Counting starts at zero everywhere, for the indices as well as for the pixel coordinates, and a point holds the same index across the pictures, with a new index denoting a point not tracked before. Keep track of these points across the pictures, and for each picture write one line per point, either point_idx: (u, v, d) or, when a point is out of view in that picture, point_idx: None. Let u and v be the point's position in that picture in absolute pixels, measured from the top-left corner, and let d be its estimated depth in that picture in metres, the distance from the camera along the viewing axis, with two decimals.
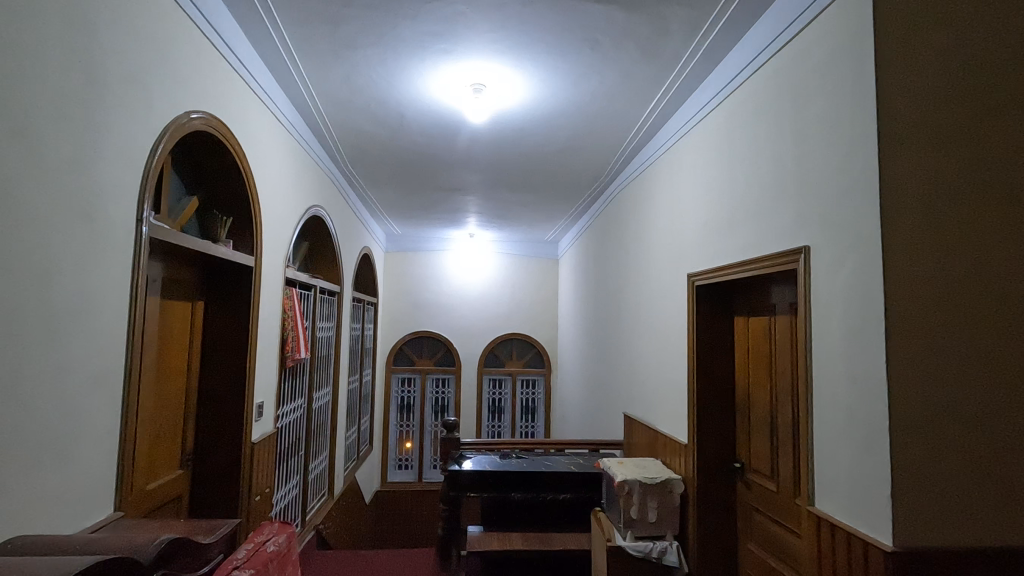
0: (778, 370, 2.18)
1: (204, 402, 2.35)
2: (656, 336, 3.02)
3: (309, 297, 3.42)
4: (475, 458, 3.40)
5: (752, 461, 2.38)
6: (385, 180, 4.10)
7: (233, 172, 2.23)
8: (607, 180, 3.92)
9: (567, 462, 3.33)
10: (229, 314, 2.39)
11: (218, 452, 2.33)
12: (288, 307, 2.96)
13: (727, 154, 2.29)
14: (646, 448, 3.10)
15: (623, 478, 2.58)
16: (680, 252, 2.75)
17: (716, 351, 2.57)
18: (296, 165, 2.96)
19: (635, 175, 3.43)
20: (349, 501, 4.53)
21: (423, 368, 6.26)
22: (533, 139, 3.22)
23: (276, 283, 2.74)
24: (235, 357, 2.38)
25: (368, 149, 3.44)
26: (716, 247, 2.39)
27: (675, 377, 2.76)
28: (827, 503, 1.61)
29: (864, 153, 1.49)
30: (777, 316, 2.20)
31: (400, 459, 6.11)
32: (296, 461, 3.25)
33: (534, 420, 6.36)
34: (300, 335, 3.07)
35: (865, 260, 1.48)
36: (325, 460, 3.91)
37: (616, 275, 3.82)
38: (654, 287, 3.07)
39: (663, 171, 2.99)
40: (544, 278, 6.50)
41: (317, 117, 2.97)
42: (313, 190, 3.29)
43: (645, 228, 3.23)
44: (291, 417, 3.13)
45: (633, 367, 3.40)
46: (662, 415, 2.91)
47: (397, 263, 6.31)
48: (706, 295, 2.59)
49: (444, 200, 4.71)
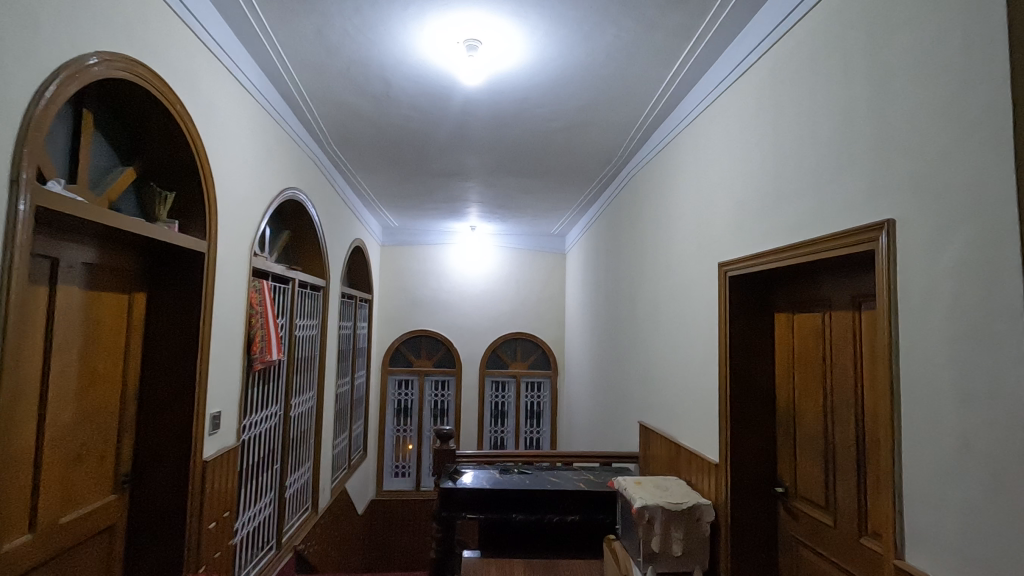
0: (838, 378, 1.78)
1: (145, 414, 1.98)
2: (679, 335, 2.62)
3: (286, 292, 3.06)
4: (472, 472, 3.02)
5: (800, 486, 1.98)
6: (375, 164, 3.72)
7: (176, 137, 1.86)
8: (620, 162, 3.51)
9: (576, 478, 2.95)
10: (177, 308, 2.02)
11: (161, 472, 1.96)
12: (257, 302, 2.58)
13: (771, 117, 1.90)
14: (666, 463, 2.72)
15: (643, 504, 2.18)
16: (709, 238, 2.36)
17: (754, 354, 2.17)
18: (265, 140, 2.59)
19: (654, 153, 3.03)
20: (337, 513, 4.18)
21: (421, 369, 5.89)
22: (536, 112, 2.84)
23: (241, 274, 2.38)
24: (181, 362, 2.00)
25: (351, 125, 3.06)
26: (757, 229, 1.99)
27: (701, 382, 2.37)
28: (926, 560, 1.22)
29: (987, 89, 1.10)
30: (835, 312, 1.82)
31: (397, 466, 5.78)
32: (268, 476, 2.88)
33: (539, 425, 5.99)
34: (273, 334, 2.70)
35: (992, 232, 1.08)
36: (307, 472, 3.55)
37: (630, 268, 3.43)
38: (676, 279, 2.67)
39: (686, 146, 2.59)
40: (550, 274, 6.10)
41: (291, 84, 2.60)
42: (289, 171, 2.93)
43: (666, 212, 2.82)
44: (261, 428, 2.76)
45: (650, 371, 3.01)
46: (686, 427, 2.52)
47: (394, 257, 5.94)
48: (741, 287, 2.19)
49: (441, 188, 4.33)
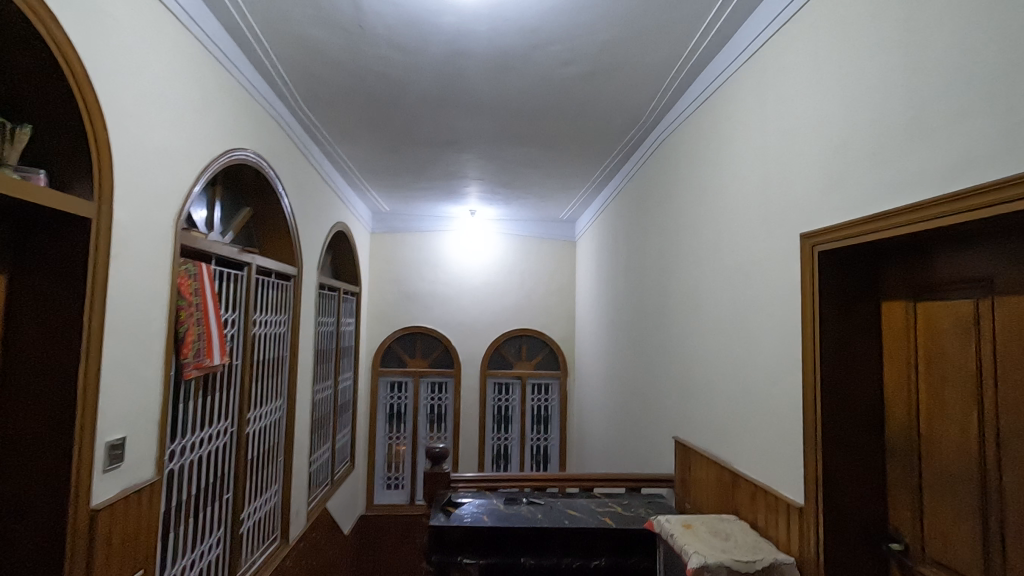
0: (1013, 399, 1.19)
1: (6, 446, 1.41)
2: (737, 332, 2.02)
3: (238, 280, 2.47)
4: (471, 502, 2.44)
5: (932, 547, 1.39)
6: (354, 129, 3.13)
7: (37, 49, 1.30)
8: (646, 124, 2.92)
9: (600, 510, 2.37)
10: (50, 296, 1.43)
11: (25, 530, 1.39)
12: (190, 291, 1.99)
13: (908, 13, 1.30)
14: (716, 494, 2.14)
15: (701, 564, 1.57)
16: (785, 203, 1.75)
17: (855, 359, 1.59)
18: (199, 80, 2.00)
19: (693, 106, 2.44)
20: (316, 537, 3.63)
21: (416, 370, 5.31)
22: (549, 50, 2.25)
23: (162, 253, 1.79)
24: (55, 372, 1.41)
25: (318, 72, 2.46)
26: (876, 180, 1.39)
27: (772, 395, 1.78)
28: None
29: None
30: (1002, 298, 1.23)
31: (389, 478, 5.22)
32: (212, 509, 2.30)
33: (547, 431, 5.42)
34: (215, 333, 2.12)
35: None
36: (275, 496, 2.98)
37: (661, 249, 2.83)
38: (731, 261, 2.08)
39: (747, 87, 1.99)
40: (559, 264, 5.50)
41: (232, 9, 1.99)
42: (239, 128, 2.34)
43: (714, 175, 2.22)
44: (202, 452, 2.19)
45: (692, 376, 2.42)
46: (747, 454, 1.93)
47: (385, 246, 5.35)
48: (836, 266, 1.60)
49: (435, 162, 3.74)
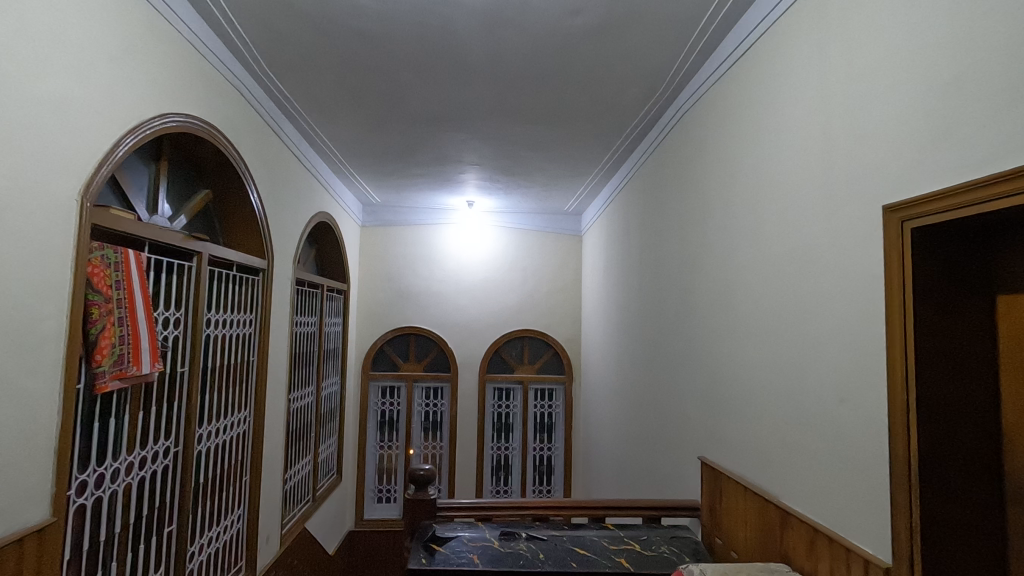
0: None
1: None
2: (788, 335, 1.62)
3: (184, 272, 2.09)
4: (459, 536, 2.05)
5: None
6: (331, 102, 2.75)
7: None
8: (666, 93, 2.52)
9: (614, 549, 1.97)
10: None
11: None
12: (108, 284, 1.60)
13: None
14: (759, 533, 1.75)
15: None
16: (859, 168, 1.35)
17: (959, 372, 1.19)
18: (121, 22, 1.62)
19: (726, 64, 2.04)
20: (292, 563, 3.25)
21: (410, 374, 4.92)
22: None
23: (63, 235, 1.42)
24: None
25: (280, 27, 2.08)
26: (1004, 125, 1.00)
27: (843, 417, 1.38)
28: None
29: None
30: None
31: (381, 491, 4.84)
32: (146, 546, 1.92)
33: (551, 440, 5.03)
34: (145, 335, 1.73)
35: None
36: (239, 523, 2.60)
37: (685, 238, 2.43)
38: (780, 248, 1.68)
39: (802, 30, 1.59)
40: (565, 260, 5.10)
41: None
42: (184, 91, 1.97)
43: (757, 144, 1.82)
44: (131, 479, 1.81)
45: (724, 387, 2.03)
46: (804, 490, 1.53)
47: (376, 240, 4.97)
48: (933, 248, 1.21)
49: (426, 144, 3.35)
